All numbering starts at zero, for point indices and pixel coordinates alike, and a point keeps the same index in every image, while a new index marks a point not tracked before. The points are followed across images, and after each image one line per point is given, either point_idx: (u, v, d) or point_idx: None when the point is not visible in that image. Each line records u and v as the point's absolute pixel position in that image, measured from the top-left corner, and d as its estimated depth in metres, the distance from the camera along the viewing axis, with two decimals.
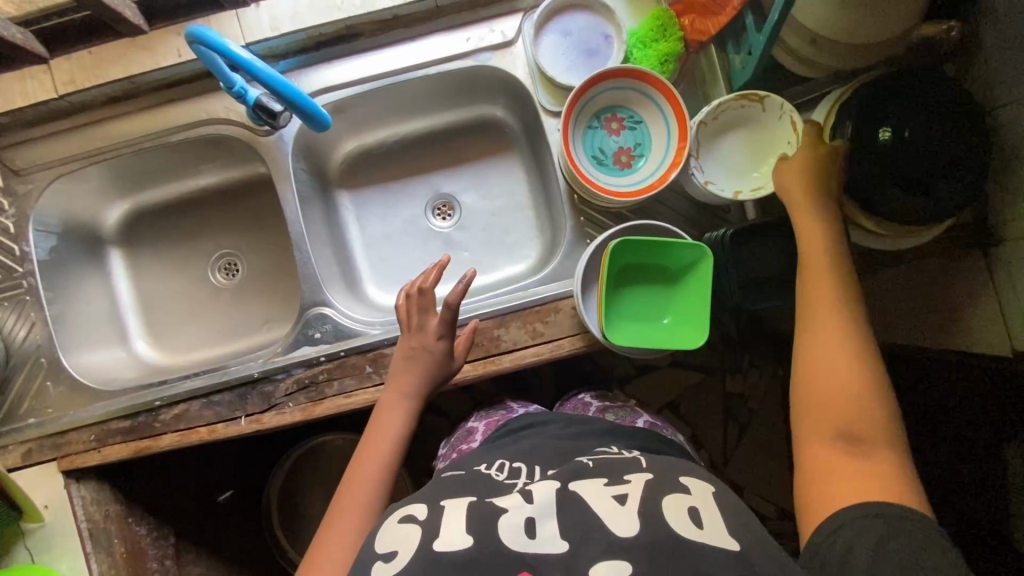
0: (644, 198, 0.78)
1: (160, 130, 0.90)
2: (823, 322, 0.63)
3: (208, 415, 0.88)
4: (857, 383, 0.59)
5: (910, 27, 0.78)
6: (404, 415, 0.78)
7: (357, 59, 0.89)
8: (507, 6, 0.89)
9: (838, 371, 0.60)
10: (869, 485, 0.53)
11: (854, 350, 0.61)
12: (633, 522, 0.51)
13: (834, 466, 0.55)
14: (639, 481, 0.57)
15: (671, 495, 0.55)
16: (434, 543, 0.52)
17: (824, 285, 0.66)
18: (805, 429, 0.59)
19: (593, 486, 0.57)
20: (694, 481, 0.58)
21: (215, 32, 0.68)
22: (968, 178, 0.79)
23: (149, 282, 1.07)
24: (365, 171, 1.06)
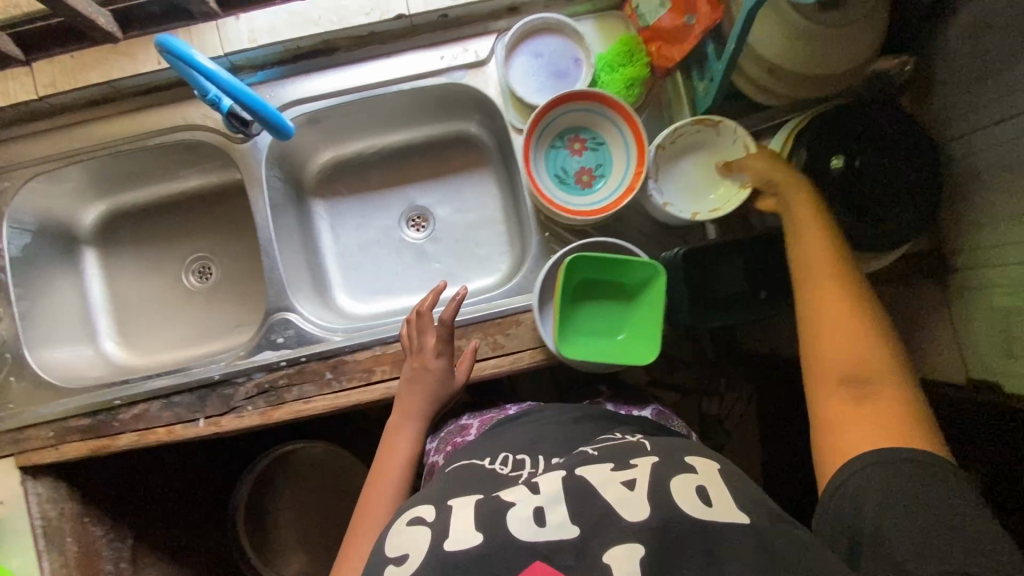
0: (601, 217, 0.81)
1: (138, 134, 0.92)
2: (825, 284, 0.66)
3: (167, 416, 0.88)
4: (859, 340, 0.61)
5: (863, 61, 0.81)
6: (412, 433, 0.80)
7: (334, 73, 0.92)
8: (481, 27, 0.92)
9: (840, 332, 0.62)
10: (879, 430, 0.56)
11: (853, 311, 0.63)
12: (642, 505, 0.52)
13: (851, 418, 0.58)
14: (645, 466, 0.57)
15: (678, 476, 0.55)
16: (444, 544, 0.52)
17: (820, 252, 0.67)
18: (818, 386, 0.62)
19: (598, 471, 0.57)
20: (698, 460, 0.58)
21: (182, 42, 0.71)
22: (917, 208, 0.82)
23: (122, 283, 1.08)
24: (341, 181, 1.08)
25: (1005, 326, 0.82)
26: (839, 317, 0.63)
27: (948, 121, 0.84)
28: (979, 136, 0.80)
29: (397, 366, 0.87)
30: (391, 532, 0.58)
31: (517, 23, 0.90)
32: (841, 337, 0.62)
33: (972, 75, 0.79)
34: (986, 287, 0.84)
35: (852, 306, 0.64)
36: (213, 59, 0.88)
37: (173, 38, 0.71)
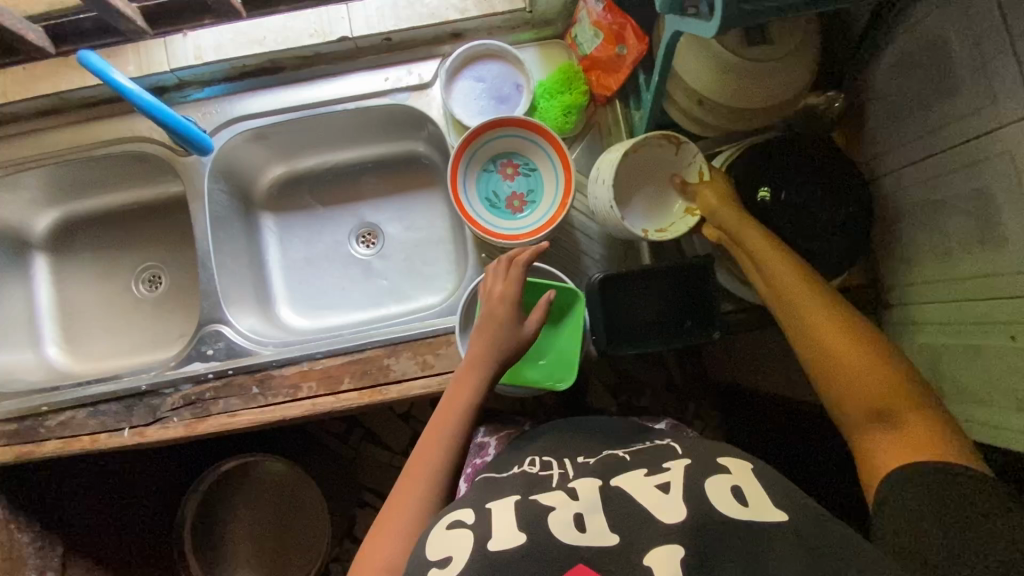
0: (523, 242, 0.81)
1: (85, 144, 0.95)
2: (815, 312, 0.64)
3: (93, 424, 0.88)
4: (870, 362, 0.59)
5: (793, 95, 0.82)
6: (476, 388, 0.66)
7: (280, 91, 0.94)
8: (425, 51, 0.94)
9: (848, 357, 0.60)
10: (916, 448, 0.54)
11: (849, 331, 0.62)
12: (679, 507, 0.49)
13: (887, 443, 0.55)
14: (679, 468, 0.54)
15: (714, 476, 0.52)
16: (488, 544, 0.49)
17: (798, 281, 0.67)
18: (845, 418, 0.59)
19: (634, 478, 0.54)
20: (732, 460, 0.55)
21: (98, 58, 0.72)
22: (846, 243, 0.81)
23: (70, 290, 1.09)
24: (292, 196, 1.08)
25: (937, 363, 0.81)
26: (842, 340, 0.61)
27: (880, 157, 0.85)
28: (908, 172, 0.80)
29: (322, 383, 0.87)
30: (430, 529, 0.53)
31: (459, 49, 0.92)
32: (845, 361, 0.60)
33: (900, 112, 0.80)
34: (922, 323, 0.83)
35: (845, 325, 0.62)
36: (159, 75, 0.91)
37: (93, 54, 0.73)
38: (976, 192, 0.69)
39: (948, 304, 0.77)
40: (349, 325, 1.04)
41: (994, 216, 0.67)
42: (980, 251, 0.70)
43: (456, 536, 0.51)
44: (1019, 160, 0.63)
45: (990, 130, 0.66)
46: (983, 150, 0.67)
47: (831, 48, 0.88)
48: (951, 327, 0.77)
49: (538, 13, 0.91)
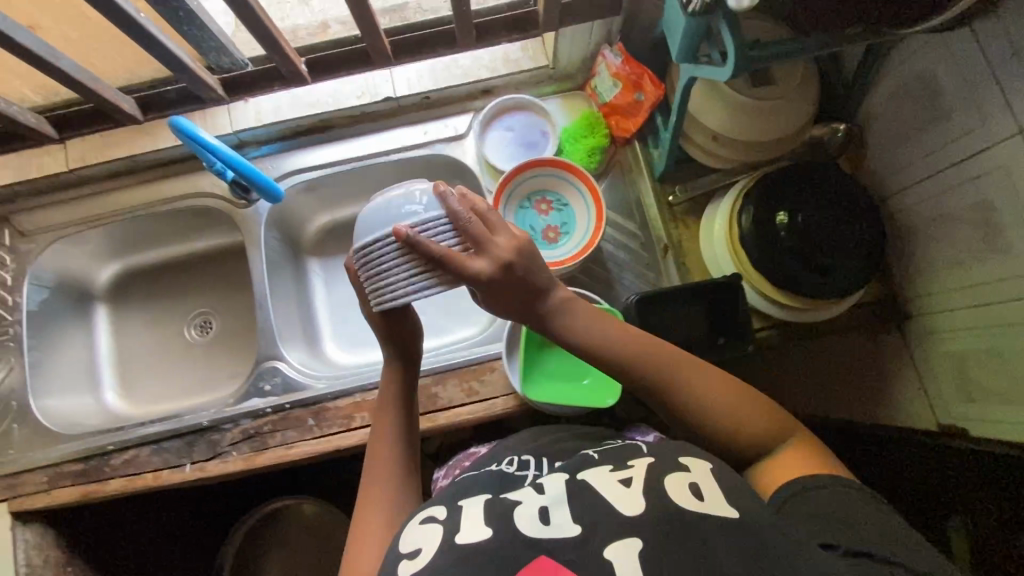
0: (562, 268, 0.87)
1: (153, 200, 1.04)
2: (688, 384, 0.64)
3: (156, 461, 0.93)
4: (737, 416, 0.62)
5: (799, 128, 0.91)
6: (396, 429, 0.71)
7: (329, 147, 1.04)
8: (460, 106, 1.04)
9: (722, 417, 0.63)
10: (806, 464, 0.60)
11: (706, 394, 0.63)
12: (638, 500, 0.52)
13: (787, 467, 0.60)
14: (641, 465, 0.57)
15: (672, 475, 0.55)
16: (456, 538, 0.53)
17: (662, 356, 0.65)
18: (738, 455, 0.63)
19: (600, 474, 0.58)
20: (692, 459, 0.58)
21: (187, 121, 0.80)
22: (863, 259, 0.87)
23: (127, 337, 1.16)
24: (335, 242, 1.15)
25: (963, 369, 0.84)
26: (706, 409, 0.63)
27: (885, 180, 0.92)
28: (913, 192, 0.87)
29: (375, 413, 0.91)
30: (404, 529, 0.58)
31: (490, 103, 1.02)
32: (714, 421, 0.63)
33: (899, 138, 0.87)
34: (943, 332, 0.87)
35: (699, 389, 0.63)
36: (223, 136, 1.01)
37: (183, 118, 0.81)
38: (980, 204, 0.75)
39: (965, 310, 0.82)
40: None
41: (999, 225, 0.73)
42: (990, 258, 0.76)
43: (429, 529, 0.56)
44: (1015, 173, 0.69)
45: (985, 147, 0.73)
46: (981, 166, 0.74)
47: (828, 87, 0.97)
48: (971, 332, 0.82)
49: (560, 69, 1.02)
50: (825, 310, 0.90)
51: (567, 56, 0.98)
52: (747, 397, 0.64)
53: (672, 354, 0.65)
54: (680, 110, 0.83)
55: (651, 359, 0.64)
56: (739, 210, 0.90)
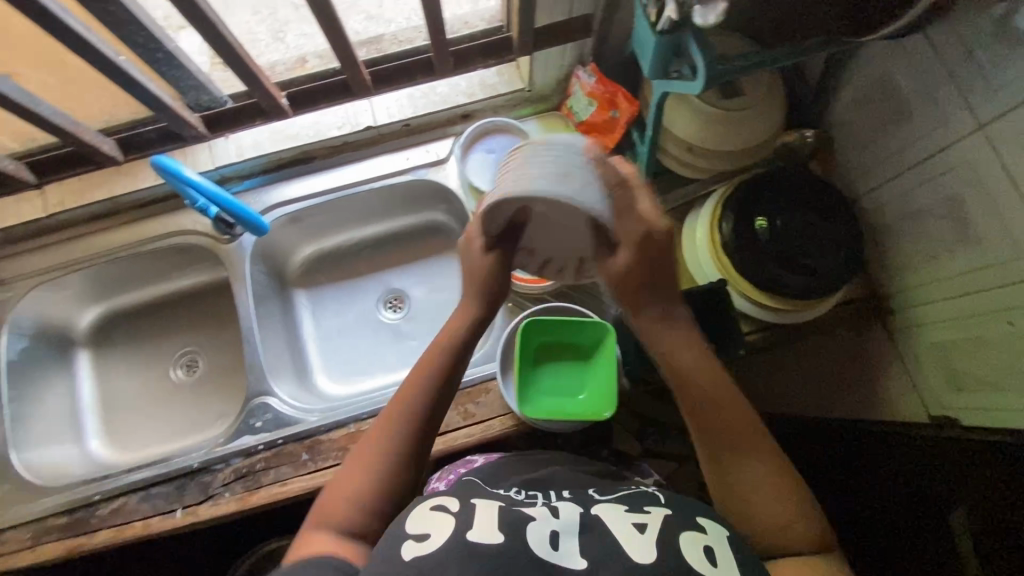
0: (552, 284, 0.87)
1: (134, 240, 1.03)
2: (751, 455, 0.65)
3: (145, 509, 0.90)
4: (750, 487, 0.64)
5: (770, 136, 0.94)
6: (423, 397, 0.69)
7: (312, 178, 1.04)
8: (441, 131, 1.06)
9: (739, 485, 0.65)
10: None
11: (733, 457, 0.66)
12: (652, 548, 0.54)
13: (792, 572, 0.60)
14: (658, 514, 0.58)
15: (687, 531, 0.56)
16: (468, 535, 0.53)
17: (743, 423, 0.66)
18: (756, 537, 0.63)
19: (615, 512, 0.59)
20: (708, 520, 0.58)
21: (168, 157, 0.80)
22: (844, 257, 0.88)
23: (111, 382, 1.12)
24: (321, 272, 1.15)
25: (949, 359, 0.86)
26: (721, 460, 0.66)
27: (856, 181, 0.95)
28: (884, 190, 0.90)
29: None
30: (413, 511, 0.57)
31: (470, 127, 1.04)
32: (731, 484, 0.65)
33: (866, 139, 0.91)
34: (925, 325, 0.89)
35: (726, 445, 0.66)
36: (205, 173, 1.01)
37: (165, 158, 0.80)
38: (950, 198, 0.78)
39: (945, 302, 0.84)
40: (383, 388, 1.07)
41: (969, 218, 0.76)
42: (964, 251, 0.78)
43: (438, 519, 0.55)
44: (980, 166, 0.72)
45: (948, 145, 0.76)
46: (946, 162, 0.77)
47: (795, 95, 1.01)
48: (955, 323, 0.83)
49: (536, 91, 1.04)
50: (814, 309, 0.91)
51: (542, 78, 1.00)
52: (793, 498, 0.64)
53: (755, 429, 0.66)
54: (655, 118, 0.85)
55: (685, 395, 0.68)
56: (720, 217, 0.92)
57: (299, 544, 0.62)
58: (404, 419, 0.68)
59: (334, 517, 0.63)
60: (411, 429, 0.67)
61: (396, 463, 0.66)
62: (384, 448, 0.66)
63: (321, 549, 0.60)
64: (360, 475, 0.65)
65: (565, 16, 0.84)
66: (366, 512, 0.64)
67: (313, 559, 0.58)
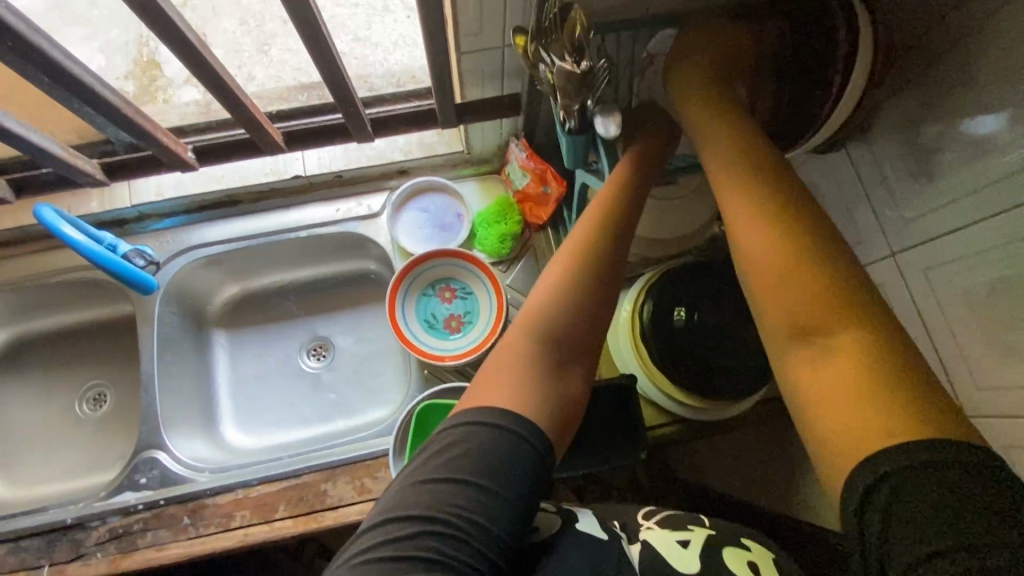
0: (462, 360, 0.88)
1: (42, 271, 0.99)
2: (806, 239, 0.52)
3: (11, 562, 0.85)
4: (806, 294, 0.50)
5: (702, 227, 0.93)
6: (617, 242, 0.62)
7: (235, 222, 1.01)
8: (375, 184, 1.03)
9: (781, 294, 0.51)
10: (870, 412, 0.44)
11: (785, 256, 0.52)
12: (693, 561, 0.53)
13: (833, 399, 0.46)
14: (701, 531, 0.57)
15: (729, 548, 0.54)
16: (576, 524, 0.56)
17: (787, 203, 0.54)
18: (790, 358, 0.51)
19: (661, 535, 0.57)
20: (754, 543, 0.57)
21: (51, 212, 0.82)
22: (762, 361, 0.86)
23: (9, 410, 1.06)
24: (245, 314, 1.11)
25: None
26: (772, 239, 0.53)
27: None
28: None
29: (256, 511, 0.85)
30: None
31: (404, 184, 1.01)
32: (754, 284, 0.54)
33: None
34: None
35: (780, 220, 0.53)
36: (121, 209, 0.97)
37: (48, 209, 0.82)
38: None
39: None
40: (293, 445, 1.03)
41: None
42: None
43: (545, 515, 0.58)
44: (894, 295, 0.70)
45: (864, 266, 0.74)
46: None
47: None
48: None
49: (476, 154, 1.02)
50: (730, 408, 0.89)
51: (481, 144, 0.98)
52: (847, 308, 0.48)
53: (815, 221, 0.53)
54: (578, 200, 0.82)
55: (728, 153, 0.60)
56: (642, 304, 0.89)
57: (472, 391, 0.56)
58: (587, 257, 0.60)
59: (511, 348, 0.57)
60: (597, 270, 0.60)
61: (574, 306, 0.58)
62: (569, 286, 0.59)
63: (493, 404, 0.52)
64: (536, 308, 0.58)
65: (496, 92, 0.82)
66: (543, 349, 0.57)
67: (487, 419, 0.51)
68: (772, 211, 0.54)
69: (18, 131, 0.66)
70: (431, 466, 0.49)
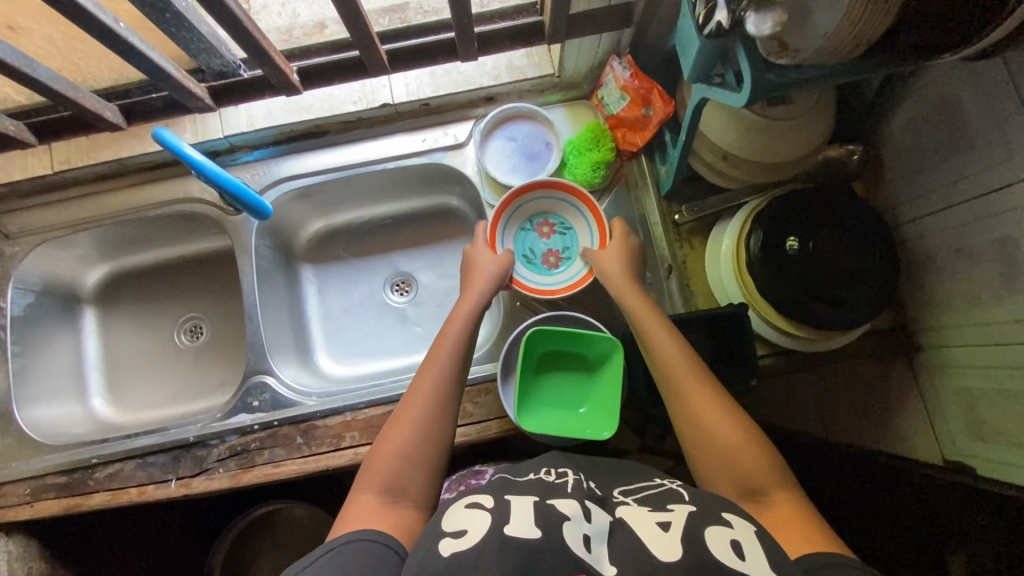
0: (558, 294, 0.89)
1: (140, 204, 1.01)
2: (697, 386, 0.67)
3: (141, 476, 0.91)
4: (730, 442, 0.62)
5: (814, 150, 0.87)
6: (455, 342, 0.72)
7: (322, 153, 1.00)
8: (460, 113, 1.01)
9: (705, 424, 0.64)
10: (793, 528, 0.55)
11: (694, 395, 0.66)
12: (674, 547, 0.50)
13: (774, 517, 0.57)
14: (681, 510, 0.54)
15: (712, 527, 0.52)
16: (504, 527, 0.51)
17: (682, 354, 0.70)
18: (717, 479, 0.62)
19: (637, 512, 0.55)
20: (736, 517, 0.53)
21: (173, 135, 0.81)
22: (876, 288, 0.82)
23: (115, 340, 1.11)
24: (330, 248, 1.12)
25: (972, 407, 0.82)
26: (692, 381, 0.67)
27: (901, 206, 0.89)
28: (929, 221, 0.84)
29: (365, 433, 0.89)
30: (449, 510, 0.56)
31: (493, 111, 0.98)
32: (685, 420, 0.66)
33: (916, 163, 0.84)
34: (952, 366, 0.85)
35: (689, 366, 0.69)
36: (213, 140, 0.98)
37: (168, 131, 0.81)
38: (1000, 241, 0.72)
39: (979, 348, 0.79)
40: (384, 374, 1.05)
41: (1018, 264, 0.70)
42: (1010, 296, 0.72)
43: (473, 515, 0.53)
44: None
45: (1009, 184, 0.69)
46: (1000, 204, 0.71)
47: (843, 106, 0.94)
48: (983, 371, 0.78)
49: (566, 77, 0.97)
50: (837, 337, 0.87)
51: (573, 65, 0.94)
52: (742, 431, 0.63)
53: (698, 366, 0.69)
54: (695, 113, 0.78)
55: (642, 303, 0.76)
56: (747, 232, 0.86)
57: (344, 515, 0.59)
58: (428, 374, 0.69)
59: (391, 461, 0.62)
60: (447, 371, 0.69)
61: (436, 409, 0.66)
62: (424, 395, 0.67)
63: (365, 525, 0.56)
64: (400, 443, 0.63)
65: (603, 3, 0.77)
66: (420, 464, 0.63)
67: (371, 534, 0.55)
68: (673, 360, 0.70)
69: (139, 48, 0.67)
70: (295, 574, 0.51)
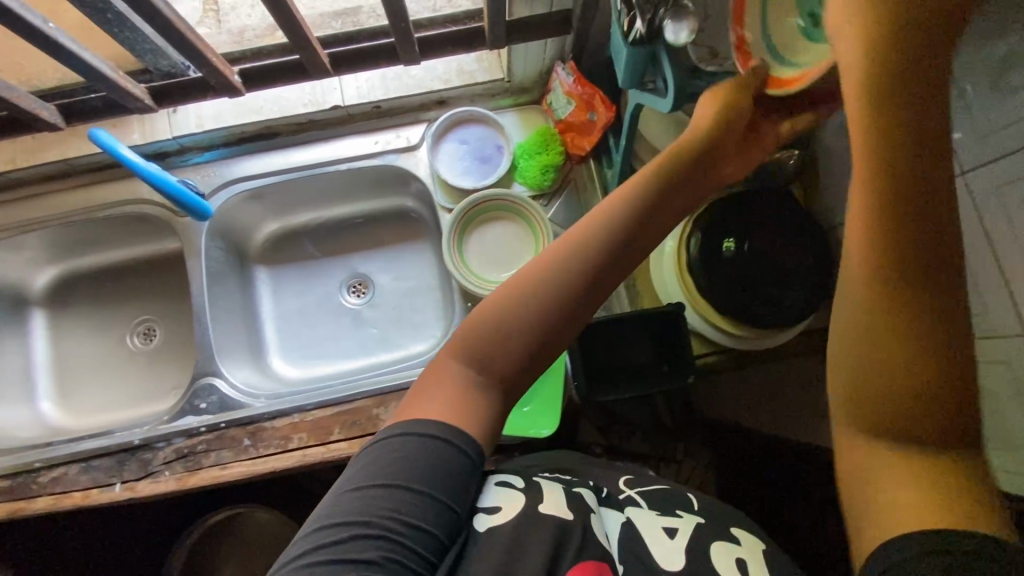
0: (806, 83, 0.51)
1: (88, 205, 1.01)
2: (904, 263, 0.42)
3: (85, 480, 0.90)
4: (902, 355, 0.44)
5: None
6: (627, 208, 0.54)
7: (274, 155, 1.01)
8: (412, 116, 1.02)
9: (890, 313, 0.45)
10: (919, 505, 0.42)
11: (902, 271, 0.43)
12: (677, 556, 0.51)
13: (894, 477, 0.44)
14: (690, 519, 0.56)
15: (718, 542, 0.53)
16: (539, 507, 0.52)
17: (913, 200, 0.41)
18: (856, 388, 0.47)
19: (647, 515, 0.57)
20: (742, 533, 0.56)
21: (109, 136, 0.82)
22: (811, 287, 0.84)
23: (65, 343, 1.10)
24: (286, 250, 1.11)
25: None
26: (871, 253, 0.43)
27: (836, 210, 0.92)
28: None
29: (313, 434, 0.88)
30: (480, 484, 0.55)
31: (445, 114, 0.99)
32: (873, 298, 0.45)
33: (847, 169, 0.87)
34: None
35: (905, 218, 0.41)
36: (162, 141, 0.98)
37: (104, 132, 0.82)
38: None
39: None
40: (337, 376, 1.05)
41: None
42: None
43: (508, 494, 0.53)
44: None
45: None
46: None
47: None
48: None
49: (516, 82, 0.99)
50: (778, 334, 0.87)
51: (521, 69, 0.95)
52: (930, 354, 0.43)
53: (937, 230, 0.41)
54: (631, 120, 0.81)
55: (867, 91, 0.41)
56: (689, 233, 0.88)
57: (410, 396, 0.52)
58: (587, 240, 0.52)
59: (488, 326, 0.52)
60: (596, 254, 0.52)
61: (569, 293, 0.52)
62: (551, 281, 0.52)
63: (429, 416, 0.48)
64: (507, 305, 0.52)
65: (544, 9, 0.80)
66: (517, 348, 0.52)
67: (419, 426, 0.48)
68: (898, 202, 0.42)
69: (71, 48, 0.67)
70: (310, 558, 0.42)
